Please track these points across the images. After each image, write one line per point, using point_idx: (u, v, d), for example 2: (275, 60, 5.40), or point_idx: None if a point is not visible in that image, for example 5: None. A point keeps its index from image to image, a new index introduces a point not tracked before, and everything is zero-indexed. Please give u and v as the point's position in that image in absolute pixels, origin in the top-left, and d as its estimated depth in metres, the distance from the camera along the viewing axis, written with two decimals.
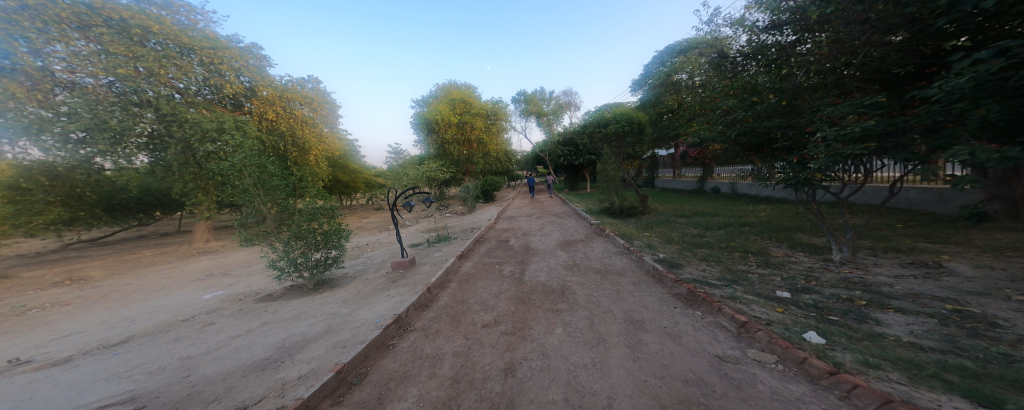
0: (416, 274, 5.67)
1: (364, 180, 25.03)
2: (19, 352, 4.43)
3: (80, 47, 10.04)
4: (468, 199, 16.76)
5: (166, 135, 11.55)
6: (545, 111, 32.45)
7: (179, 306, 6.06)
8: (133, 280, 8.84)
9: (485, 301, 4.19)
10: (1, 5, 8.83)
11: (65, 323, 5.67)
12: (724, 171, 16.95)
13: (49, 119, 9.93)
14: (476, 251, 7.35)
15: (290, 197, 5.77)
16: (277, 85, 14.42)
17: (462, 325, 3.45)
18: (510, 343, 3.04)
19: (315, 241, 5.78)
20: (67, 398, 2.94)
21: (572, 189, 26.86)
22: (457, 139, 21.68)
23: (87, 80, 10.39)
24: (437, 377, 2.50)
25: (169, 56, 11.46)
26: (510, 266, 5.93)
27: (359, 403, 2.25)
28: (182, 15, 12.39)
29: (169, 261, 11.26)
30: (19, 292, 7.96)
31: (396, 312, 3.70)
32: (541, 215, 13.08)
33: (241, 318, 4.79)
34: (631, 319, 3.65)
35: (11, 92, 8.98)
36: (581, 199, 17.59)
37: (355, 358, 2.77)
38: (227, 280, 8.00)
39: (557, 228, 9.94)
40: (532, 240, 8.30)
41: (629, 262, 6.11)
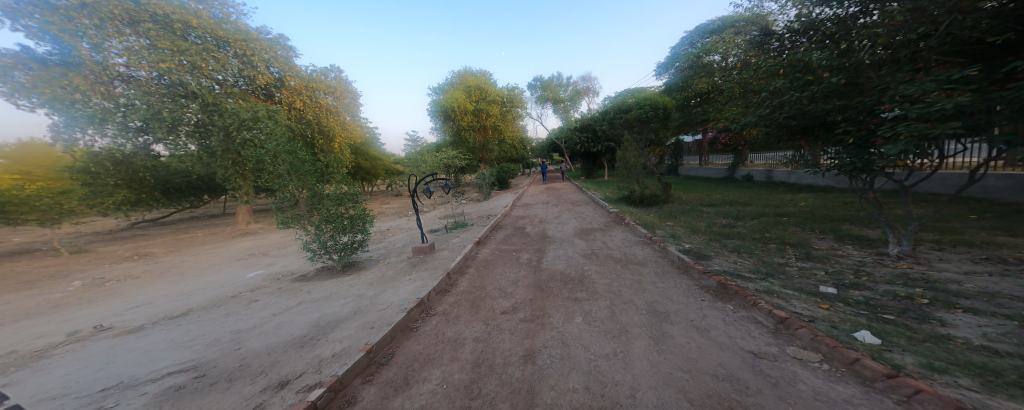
0: (436, 259, 5.80)
1: (383, 167, 25.76)
2: (101, 319, 5.05)
3: (131, 44, 10.90)
4: (484, 187, 16.80)
5: (210, 124, 12.51)
6: (562, 98, 31.57)
7: (225, 283, 6.60)
8: (188, 257, 9.84)
9: (504, 288, 4.18)
10: (65, 5, 9.95)
11: (135, 294, 6.40)
12: (758, 158, 15.71)
13: (111, 109, 11.01)
14: (492, 238, 7.37)
15: (318, 182, 6.03)
16: (303, 76, 14.97)
17: (481, 311, 3.47)
18: (528, 330, 3.02)
19: (343, 225, 6.01)
20: (142, 363, 3.32)
21: (587, 176, 25.97)
22: (473, 126, 21.77)
23: (139, 74, 11.36)
24: (459, 360, 2.54)
25: (209, 49, 12.35)
26: (527, 253, 5.90)
27: (386, 383, 2.33)
28: (217, 8, 13.15)
29: (217, 241, 12.39)
30: (97, 265, 9.13)
31: (419, 297, 3.80)
32: (558, 203, 12.87)
33: (280, 296, 5.14)
34: (655, 311, 3.50)
35: (75, 84, 10.21)
36: (598, 187, 17.10)
37: (382, 339, 2.87)
38: (267, 259, 8.68)
39: (575, 215, 9.75)
40: (549, 227, 8.19)
41: (652, 252, 5.87)
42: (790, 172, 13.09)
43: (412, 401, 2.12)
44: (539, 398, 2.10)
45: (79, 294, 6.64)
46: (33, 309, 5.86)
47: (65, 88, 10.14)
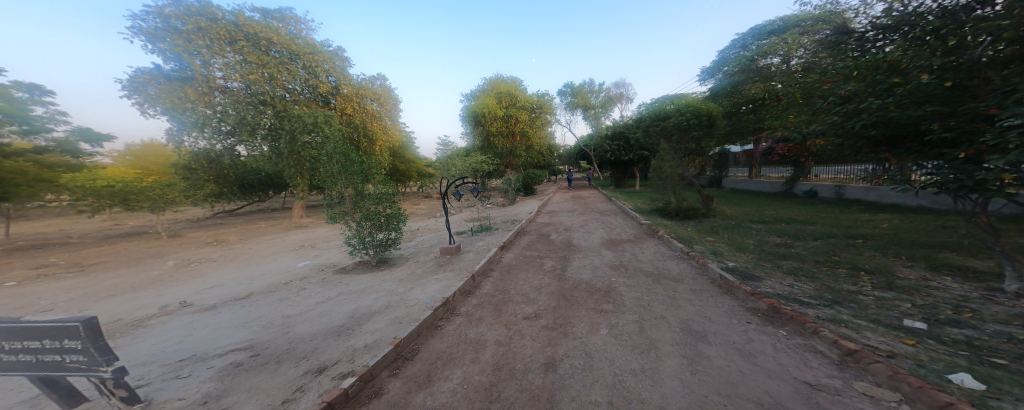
0: (460, 261, 5.91)
1: (416, 170, 26.88)
2: (185, 296, 5.78)
3: (229, 61, 12.68)
4: (509, 192, 16.89)
5: (280, 128, 13.77)
6: (593, 105, 30.68)
7: (280, 271, 7.26)
8: (254, 245, 10.99)
9: (527, 293, 4.16)
10: (187, 30, 12.15)
11: (212, 275, 7.29)
12: (827, 171, 14.06)
13: (210, 117, 12.80)
14: (517, 243, 7.36)
15: (362, 181, 6.48)
16: (354, 84, 16.13)
17: (503, 315, 3.47)
18: (550, 338, 2.98)
19: (379, 222, 6.34)
20: (212, 339, 3.72)
21: (616, 185, 25.06)
22: (502, 131, 22.03)
23: (230, 84, 13.08)
24: (480, 362, 2.56)
25: (284, 62, 13.76)
26: (551, 260, 5.82)
27: (410, 378, 2.41)
28: (291, 25, 14.58)
29: (277, 232, 13.72)
30: (185, 248, 10.51)
31: (444, 296, 3.90)
32: (585, 211, 12.55)
33: (323, 286, 5.55)
34: (691, 329, 3.29)
35: (188, 95, 12.38)
36: (629, 197, 16.41)
37: (409, 334, 2.99)
38: (314, 251, 9.42)
39: (602, 225, 9.43)
40: (575, 236, 8.02)
41: (689, 268, 5.51)
42: (868, 189, 11.62)
43: (434, 398, 2.17)
44: (559, 408, 2.05)
45: (173, 272, 7.72)
46: (135, 283, 6.86)
47: (180, 99, 12.40)
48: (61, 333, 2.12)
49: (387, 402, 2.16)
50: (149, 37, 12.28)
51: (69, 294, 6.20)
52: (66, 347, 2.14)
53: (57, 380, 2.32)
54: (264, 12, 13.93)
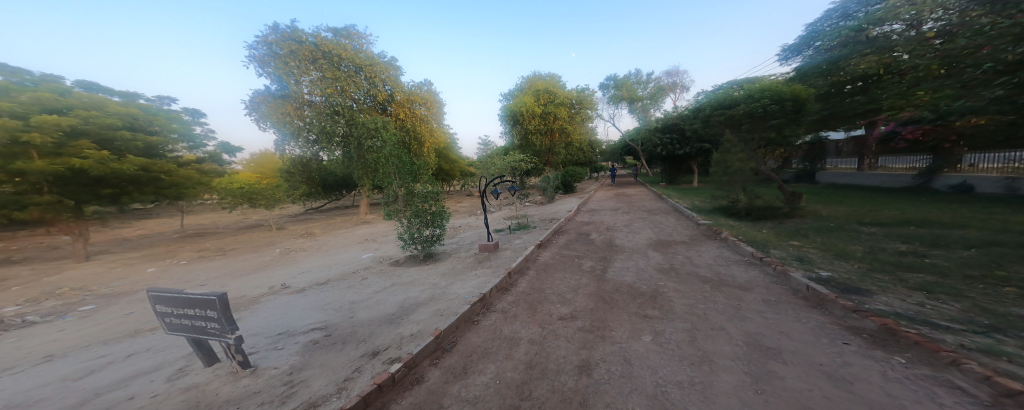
0: (498, 258, 6.02)
1: (460, 170, 27.86)
2: (283, 279, 6.67)
3: (313, 78, 14.38)
4: (548, 190, 16.65)
5: (351, 136, 15.33)
6: (641, 96, 28.68)
7: (348, 260, 8.09)
8: (333, 237, 12.34)
9: (563, 293, 4.10)
10: (284, 54, 14.32)
11: (301, 262, 8.41)
12: (989, 161, 10.77)
13: (302, 128, 15.26)
14: (555, 241, 7.30)
15: (413, 181, 6.74)
16: (406, 90, 17.11)
17: (538, 314, 3.47)
18: (586, 341, 2.91)
19: (424, 218, 6.69)
20: (297, 317, 4.16)
21: (669, 182, 23.38)
22: (541, 129, 21.73)
23: (314, 98, 14.81)
24: (513, 359, 2.60)
25: (351, 74, 15.17)
26: (589, 260, 5.67)
27: (447, 368, 2.53)
28: (355, 40, 15.89)
29: (347, 226, 15.28)
30: (283, 239, 12.20)
31: (482, 292, 4.02)
32: (631, 210, 11.92)
33: (380, 276, 6.05)
34: (754, 343, 2.96)
35: (288, 112, 14.83)
36: (683, 194, 15.20)
37: (449, 326, 3.13)
38: (375, 244, 10.32)
39: (648, 225, 8.90)
40: (618, 235, 7.69)
41: (752, 275, 4.96)
42: None
43: (467, 390, 2.26)
44: None
45: (283, 258, 8.98)
46: (250, 266, 8.23)
47: (282, 115, 15.03)
48: (204, 304, 2.47)
49: (427, 389, 2.28)
50: (262, 63, 14.92)
51: (207, 274, 7.69)
52: (206, 316, 2.52)
53: (203, 340, 2.76)
54: (335, 31, 15.42)
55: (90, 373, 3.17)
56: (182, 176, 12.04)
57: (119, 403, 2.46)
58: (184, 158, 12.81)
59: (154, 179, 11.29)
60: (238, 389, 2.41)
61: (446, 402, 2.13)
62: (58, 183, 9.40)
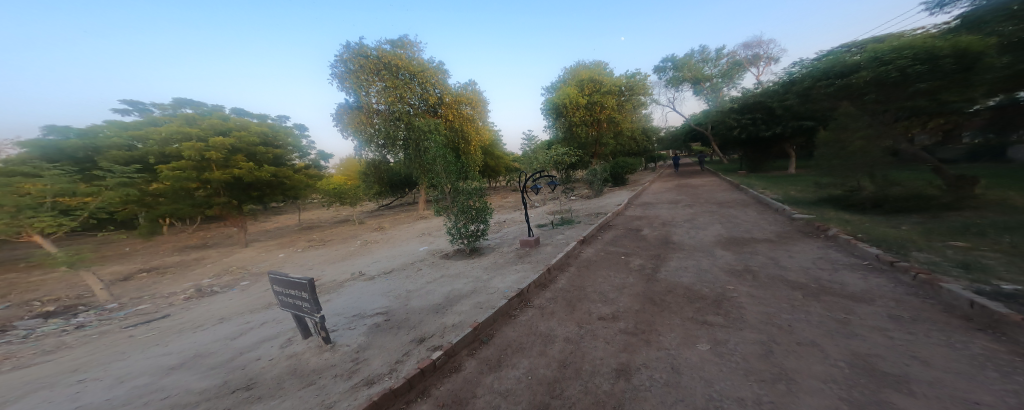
0: (539, 253, 5.96)
1: (505, 165, 28.15)
2: (359, 268, 7.60)
3: (378, 88, 15.99)
4: (596, 183, 15.70)
5: (411, 139, 16.51)
6: (708, 75, 25.19)
7: (407, 252, 8.83)
8: (400, 230, 13.58)
9: (605, 292, 3.90)
10: (354, 70, 16.11)
11: (370, 253, 9.46)
12: None
13: (372, 134, 16.90)
14: (601, 237, 6.95)
15: (458, 179, 7.07)
16: (454, 92, 17.84)
17: (577, 313, 3.37)
18: (628, 343, 2.74)
19: (469, 214, 6.88)
20: (364, 302, 4.63)
21: (752, 169, 20.22)
22: (586, 120, 20.51)
23: (380, 107, 16.41)
24: (547, 356, 2.59)
25: (408, 81, 16.39)
26: (638, 258, 5.28)
27: (483, 359, 2.63)
28: (409, 49, 16.98)
29: (413, 221, 16.64)
30: (361, 232, 13.84)
31: (520, 287, 4.05)
32: (695, 203, 10.64)
33: (430, 267, 6.48)
34: (850, 362, 2.43)
35: (362, 121, 16.62)
36: (766, 184, 13.04)
37: (487, 319, 3.24)
38: (431, 237, 11.08)
39: (716, 220, 7.88)
40: (675, 232, 6.95)
41: (857, 280, 4.04)
42: None
43: (500, 382, 2.33)
44: None
45: (358, 249, 10.25)
46: (338, 256, 9.53)
47: (359, 124, 16.91)
48: (299, 286, 2.78)
49: (464, 378, 2.42)
50: (341, 80, 16.89)
51: (310, 261, 9.17)
52: (302, 296, 2.82)
53: (302, 318, 3.11)
54: (392, 42, 16.69)
55: (239, 334, 3.81)
56: (298, 180, 13.81)
57: (246, 363, 2.90)
58: (299, 165, 14.91)
59: (281, 184, 13.41)
60: (319, 361, 2.73)
61: (480, 392, 2.23)
62: (228, 188, 12.22)
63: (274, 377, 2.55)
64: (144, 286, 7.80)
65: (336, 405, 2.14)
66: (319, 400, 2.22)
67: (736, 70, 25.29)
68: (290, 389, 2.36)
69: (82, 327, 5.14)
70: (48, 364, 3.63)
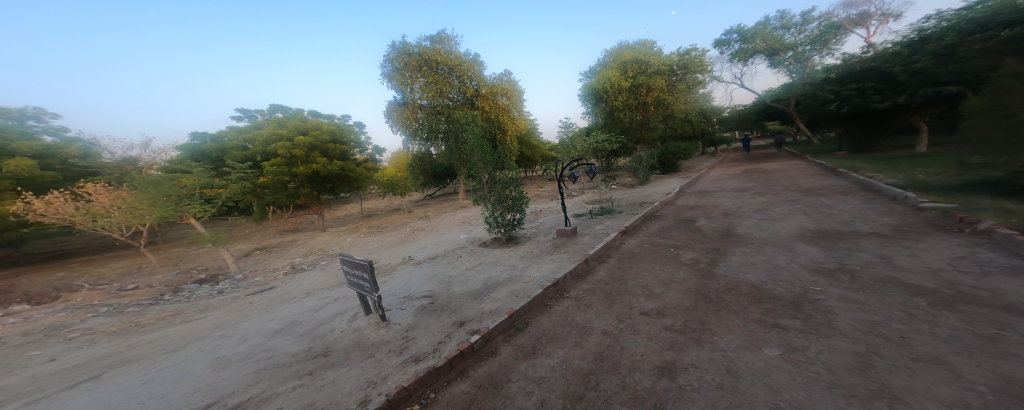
0: (577, 243, 5.68)
1: (541, 155, 27.46)
2: (406, 253, 8.10)
3: (421, 85, 16.23)
4: (640, 170, 14.45)
5: (453, 133, 16.83)
6: (790, 44, 21.37)
7: (445, 238, 9.14)
8: (444, 217, 14.27)
9: (649, 286, 3.62)
10: (398, 68, 16.39)
11: (414, 240, 10.02)
12: None
13: (417, 129, 17.48)
14: (646, 228, 6.44)
15: (495, 170, 6.63)
16: (489, 83, 17.72)
17: (616, 306, 3.21)
18: (674, 341, 2.53)
19: (507, 204, 6.49)
20: (405, 286, 4.70)
21: (857, 150, 16.76)
22: (629, 104, 19.03)
23: (422, 102, 16.81)
24: (583, 348, 2.54)
25: (447, 76, 16.57)
26: (689, 252, 4.75)
27: (518, 346, 2.70)
28: (447, 43, 16.95)
29: (454, 209, 16.91)
30: (411, 219, 14.93)
31: (556, 277, 3.98)
32: (770, 190, 9.14)
33: (466, 251, 6.59)
34: (987, 378, 1.88)
35: (408, 117, 17.09)
36: (874, 166, 10.55)
37: (522, 307, 3.27)
38: (470, 223, 11.34)
39: (796, 209, 6.67)
40: (740, 224, 6.05)
41: (1004, 279, 3.09)
42: None
43: (534, 370, 2.36)
44: None
45: (405, 236, 10.98)
46: (392, 242, 10.31)
47: (405, 120, 17.30)
48: (359, 268, 2.96)
49: (499, 363, 2.51)
50: (387, 78, 17.35)
51: (369, 246, 10.08)
52: (362, 277, 3.02)
53: (364, 296, 3.38)
54: (431, 38, 16.80)
55: (321, 307, 4.29)
56: (360, 173, 15.18)
57: (325, 333, 3.35)
58: (360, 159, 16.14)
59: (346, 176, 14.85)
60: (375, 337, 3.06)
61: (515, 378, 2.29)
62: (309, 181, 14.05)
63: (342, 347, 2.95)
64: (259, 261, 9.73)
65: (390, 378, 2.40)
66: (376, 371, 2.51)
67: (832, 35, 20.76)
68: (354, 360, 2.71)
69: (222, 292, 6.54)
70: (202, 320, 4.63)
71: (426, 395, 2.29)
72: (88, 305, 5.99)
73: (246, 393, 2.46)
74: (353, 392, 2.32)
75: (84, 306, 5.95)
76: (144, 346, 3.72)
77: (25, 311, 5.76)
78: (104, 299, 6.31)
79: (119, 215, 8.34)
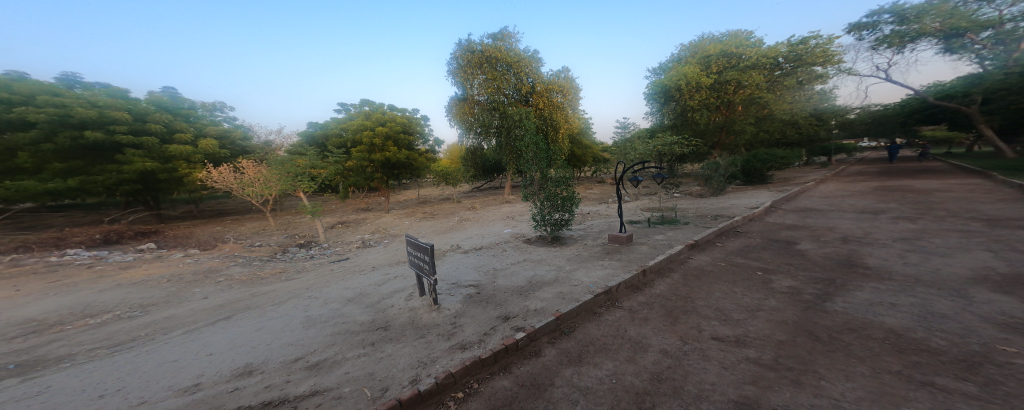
0: (633, 252, 5.11)
1: (593, 154, 26.04)
2: (453, 239, 8.31)
3: (480, 81, 16.11)
4: (714, 178, 12.53)
5: (505, 128, 16.36)
6: (993, 20, 15.71)
7: (491, 230, 9.10)
8: (493, 209, 14.47)
9: (725, 310, 3.02)
10: (461, 66, 16.53)
11: (461, 228, 10.23)
12: None
13: (471, 126, 17.36)
14: (721, 245, 5.54)
15: (548, 166, 6.25)
16: (546, 80, 16.68)
17: (679, 325, 2.77)
18: (761, 376, 2.00)
19: (555, 203, 6.12)
20: (453, 269, 4.90)
21: None
22: (707, 103, 17.09)
23: (481, 98, 16.49)
24: (637, 364, 2.23)
25: (504, 73, 16.10)
26: (782, 279, 3.85)
27: (563, 351, 2.52)
28: (508, 40, 16.51)
29: (500, 202, 16.73)
30: (462, 208, 15.56)
31: (609, 284, 3.62)
32: (923, 217, 6.85)
33: (509, 244, 6.45)
34: None
35: (465, 114, 17.02)
36: None
37: (570, 311, 3.06)
38: (517, 218, 11.14)
39: (968, 245, 4.82)
40: (869, 254, 4.64)
41: None
42: None
43: (579, 378, 2.16)
44: None
45: (454, 223, 11.38)
46: (442, 227, 10.69)
47: (463, 118, 17.33)
48: (421, 250, 3.12)
49: (543, 364, 2.38)
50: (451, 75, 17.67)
51: (422, 229, 10.58)
52: (422, 260, 3.19)
53: (418, 277, 3.56)
54: (493, 35, 16.50)
55: (384, 282, 4.70)
56: (421, 162, 16.61)
57: (386, 307, 3.65)
58: (422, 150, 17.57)
59: (409, 165, 16.36)
60: (424, 319, 3.20)
61: (558, 384, 2.12)
62: (382, 168, 15.61)
63: (399, 324, 3.19)
64: (340, 233, 11.26)
65: (438, 361, 2.48)
66: (426, 353, 2.63)
67: None
68: (408, 338, 2.89)
69: (312, 256, 7.71)
70: (297, 280, 5.53)
71: (469, 385, 2.29)
72: (230, 255, 7.77)
73: (323, 353, 2.84)
74: (406, 369, 2.46)
75: (229, 255, 7.73)
76: (259, 297, 4.63)
77: (194, 255, 7.75)
78: (237, 252, 8.09)
79: (258, 186, 10.16)
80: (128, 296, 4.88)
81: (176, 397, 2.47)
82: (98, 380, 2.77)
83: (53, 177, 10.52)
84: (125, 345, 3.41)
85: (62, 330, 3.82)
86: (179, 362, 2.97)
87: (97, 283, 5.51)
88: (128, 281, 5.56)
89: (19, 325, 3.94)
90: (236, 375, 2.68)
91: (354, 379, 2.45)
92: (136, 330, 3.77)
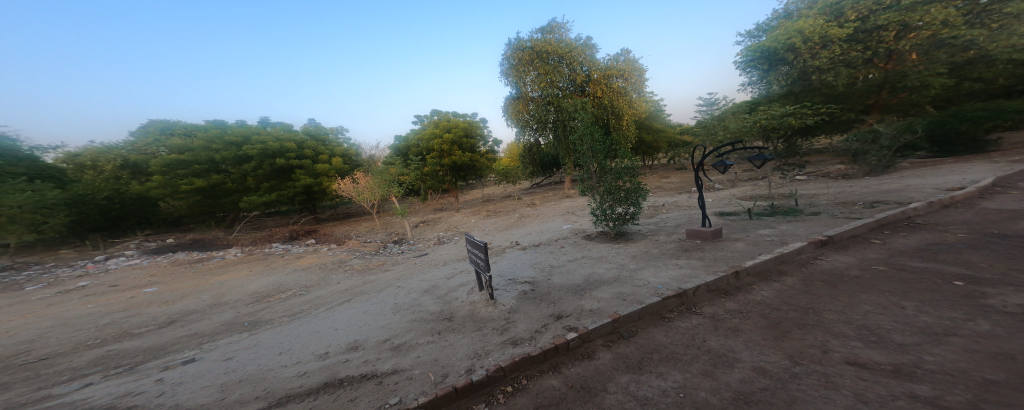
0: (723, 250, 4.12)
1: (667, 139, 23.39)
2: (514, 235, 8.37)
3: (532, 77, 16.01)
4: (871, 152, 9.44)
5: (562, 120, 16.24)
6: None
7: (551, 226, 8.79)
8: (555, 204, 14.16)
9: (879, 331, 2.07)
10: (514, 67, 16.50)
11: (521, 225, 10.22)
12: None
13: (527, 124, 17.22)
14: (879, 244, 3.90)
15: (607, 158, 5.68)
16: (602, 66, 15.97)
17: (790, 342, 2.04)
18: None
19: (618, 196, 5.54)
20: (510, 265, 4.95)
21: None
22: (833, 64, 14.09)
23: (534, 94, 16.54)
24: (716, 380, 1.73)
25: (556, 66, 15.91)
26: (1008, 292, 2.40)
27: (620, 355, 2.16)
28: (557, 32, 16.20)
29: (561, 196, 16.26)
30: (526, 203, 15.86)
31: (685, 287, 2.98)
32: None
33: (566, 240, 6.10)
34: None
35: (520, 115, 16.98)
36: None
37: (631, 313, 2.63)
38: (579, 213, 10.45)
39: None
40: None
41: None
42: None
43: (637, 387, 1.80)
44: None
45: (515, 220, 11.45)
46: (504, 224, 10.93)
47: (519, 118, 17.28)
48: (477, 247, 3.27)
49: (595, 368, 2.08)
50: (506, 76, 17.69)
51: (487, 226, 11.11)
52: (478, 256, 3.34)
53: (476, 273, 3.72)
54: (541, 30, 16.32)
55: (452, 275, 5.09)
56: (483, 162, 18.22)
57: (453, 299, 3.91)
58: (484, 151, 18.96)
59: (475, 165, 18.13)
60: (479, 313, 3.29)
61: (610, 391, 1.81)
62: (453, 170, 17.61)
63: (461, 315, 3.34)
64: (426, 229, 13.00)
65: (491, 354, 2.46)
66: (480, 344, 2.66)
67: None
68: (467, 329, 3.00)
69: (404, 250, 9.14)
70: (393, 271, 6.58)
71: (517, 380, 2.17)
72: (354, 248, 9.88)
73: (403, 337, 3.21)
74: (463, 359, 2.53)
75: (352, 248, 9.84)
76: (369, 284, 5.67)
77: (334, 248, 10.15)
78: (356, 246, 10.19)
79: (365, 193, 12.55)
80: (299, 279, 6.75)
81: (315, 360, 3.17)
82: (280, 341, 3.82)
83: (264, 192, 15.85)
84: (297, 315, 4.67)
85: (269, 301, 5.56)
86: (322, 333, 3.84)
87: (282, 269, 7.79)
88: (298, 268, 7.71)
89: (251, 295, 5.94)
90: (349, 349, 3.27)
91: (423, 363, 2.65)
92: (302, 305, 5.12)
